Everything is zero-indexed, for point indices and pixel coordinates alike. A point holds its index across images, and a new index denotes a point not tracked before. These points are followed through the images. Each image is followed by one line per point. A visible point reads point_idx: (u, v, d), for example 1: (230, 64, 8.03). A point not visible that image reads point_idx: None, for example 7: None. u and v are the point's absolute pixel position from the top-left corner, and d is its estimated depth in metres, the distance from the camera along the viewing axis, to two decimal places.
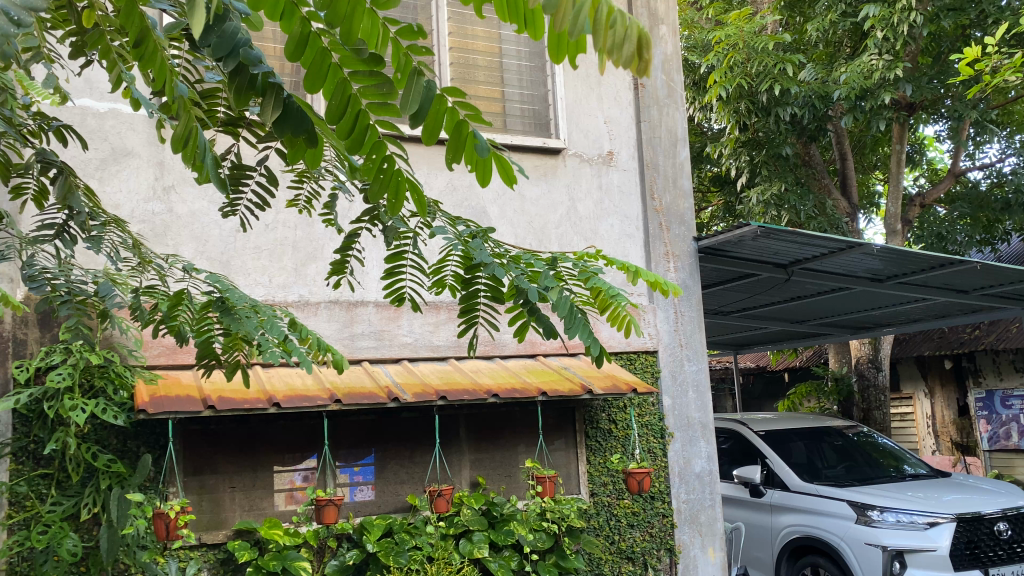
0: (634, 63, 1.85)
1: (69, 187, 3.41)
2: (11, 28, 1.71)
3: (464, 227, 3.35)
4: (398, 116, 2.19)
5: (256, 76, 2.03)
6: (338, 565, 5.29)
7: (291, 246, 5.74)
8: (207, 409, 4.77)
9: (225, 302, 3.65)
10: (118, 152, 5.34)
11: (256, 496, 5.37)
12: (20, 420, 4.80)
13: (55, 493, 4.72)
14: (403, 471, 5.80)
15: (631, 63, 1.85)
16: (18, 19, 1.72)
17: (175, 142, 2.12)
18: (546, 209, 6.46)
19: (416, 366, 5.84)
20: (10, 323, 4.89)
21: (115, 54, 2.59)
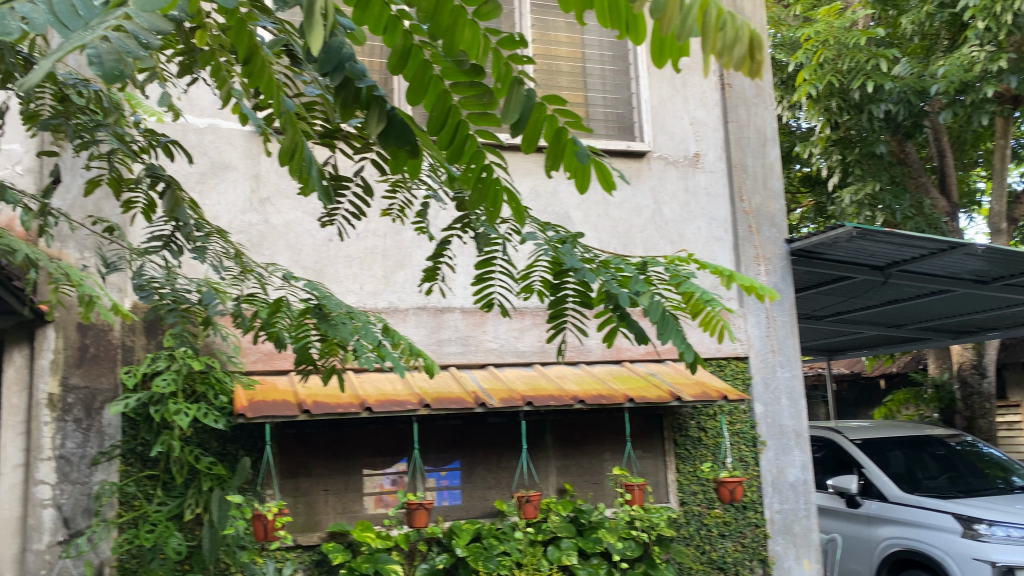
0: (746, 65, 1.83)
1: (176, 201, 3.58)
2: (141, 52, 1.80)
3: (554, 232, 3.33)
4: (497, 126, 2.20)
5: (361, 89, 2.06)
6: (428, 568, 5.36)
7: (380, 254, 5.85)
8: (303, 414, 4.90)
9: (323, 308, 3.81)
10: (217, 166, 5.55)
11: (348, 499, 5.49)
12: (128, 423, 5.07)
13: (161, 494, 4.93)
14: (490, 476, 5.84)
15: (743, 65, 1.83)
16: (146, 43, 1.80)
17: (283, 156, 2.12)
18: (631, 213, 6.40)
19: (502, 372, 5.86)
20: (120, 331, 5.17)
21: (224, 72, 2.70)
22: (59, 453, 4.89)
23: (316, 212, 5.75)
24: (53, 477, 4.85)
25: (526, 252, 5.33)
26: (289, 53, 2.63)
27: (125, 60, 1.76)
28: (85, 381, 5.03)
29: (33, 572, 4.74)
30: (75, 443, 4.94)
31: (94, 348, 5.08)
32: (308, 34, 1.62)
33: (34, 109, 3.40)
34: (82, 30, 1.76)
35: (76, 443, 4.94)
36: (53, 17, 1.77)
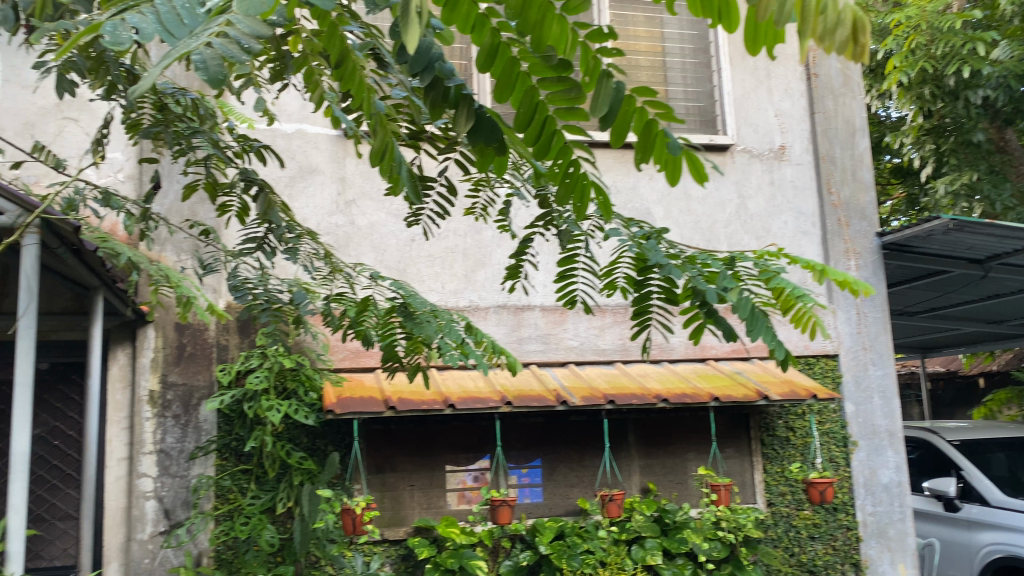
0: (849, 48, 1.69)
1: (269, 204, 3.70)
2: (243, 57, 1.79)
3: (638, 228, 3.30)
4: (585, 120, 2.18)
5: (450, 88, 2.07)
6: (512, 565, 5.39)
7: (461, 253, 5.91)
8: (389, 410, 4.99)
9: (408, 306, 3.92)
10: (305, 169, 5.71)
11: (433, 494, 5.56)
12: (223, 419, 5.26)
13: (254, 487, 5.10)
14: (573, 474, 5.83)
15: (846, 49, 1.69)
16: (248, 48, 1.80)
17: (372, 157, 2.15)
18: (714, 208, 6.29)
19: (583, 370, 5.83)
20: (214, 330, 5.37)
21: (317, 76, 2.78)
22: (159, 448, 5.13)
23: (399, 213, 5.85)
24: (154, 470, 5.09)
25: (609, 249, 5.31)
26: (376, 57, 2.68)
27: (228, 66, 1.76)
28: (183, 378, 5.24)
29: (137, 560, 4.98)
30: (174, 438, 5.16)
31: (191, 347, 5.29)
32: (405, 32, 1.62)
33: (136, 119, 3.58)
34: (188, 38, 1.81)
35: (175, 438, 5.16)
36: (161, 26, 1.83)
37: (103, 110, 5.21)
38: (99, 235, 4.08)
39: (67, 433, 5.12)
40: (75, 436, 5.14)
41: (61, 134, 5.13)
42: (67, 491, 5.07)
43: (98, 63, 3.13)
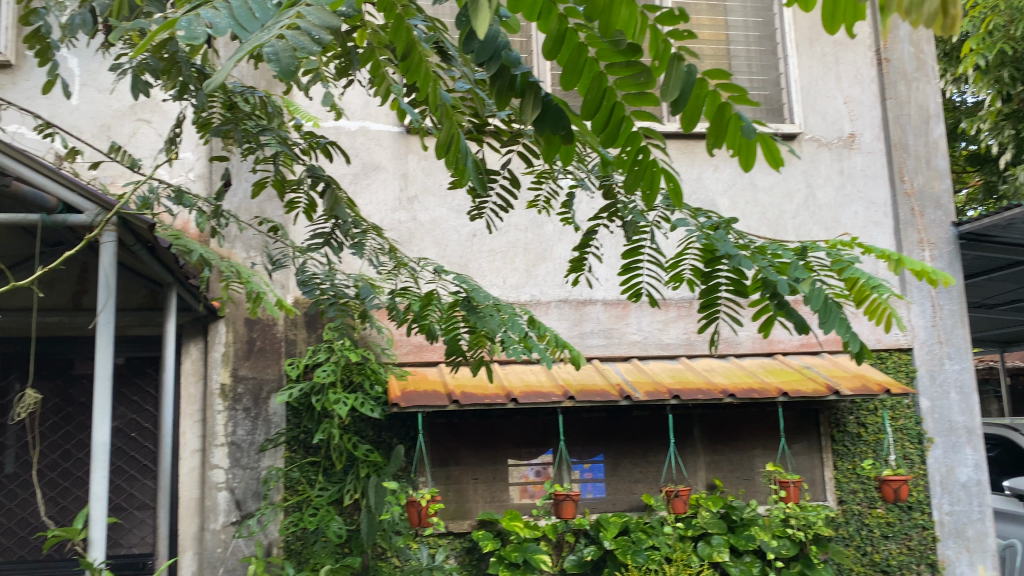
0: (938, 21, 1.47)
1: (335, 200, 3.76)
2: (314, 48, 1.80)
3: (706, 218, 3.23)
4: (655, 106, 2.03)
5: (515, 76, 1.98)
6: (576, 560, 5.37)
7: (522, 248, 5.91)
8: (452, 404, 5.02)
9: (471, 300, 3.89)
10: (368, 166, 5.78)
11: (497, 488, 5.58)
12: (292, 412, 5.36)
13: (322, 479, 5.15)
14: (637, 469, 5.77)
15: (935, 22, 1.47)
16: (318, 39, 1.80)
17: (438, 148, 2.16)
18: (781, 198, 6.15)
19: (646, 364, 5.77)
20: (283, 325, 5.49)
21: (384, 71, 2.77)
22: (231, 440, 5.26)
23: (461, 208, 5.87)
24: (226, 462, 5.23)
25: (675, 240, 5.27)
26: (438, 49, 2.68)
27: (300, 56, 1.74)
28: (253, 372, 5.37)
29: (211, 549, 5.12)
30: (245, 430, 5.29)
31: (260, 341, 5.42)
32: (474, 17, 1.59)
33: (207, 118, 3.67)
34: (259, 31, 1.83)
35: (245, 431, 5.29)
36: (234, 21, 1.86)
37: (174, 112, 5.36)
38: (172, 233, 4.20)
39: (143, 425, 5.29)
40: (151, 428, 5.31)
41: (135, 135, 5.29)
42: (144, 482, 5.24)
43: (171, 64, 3.22)
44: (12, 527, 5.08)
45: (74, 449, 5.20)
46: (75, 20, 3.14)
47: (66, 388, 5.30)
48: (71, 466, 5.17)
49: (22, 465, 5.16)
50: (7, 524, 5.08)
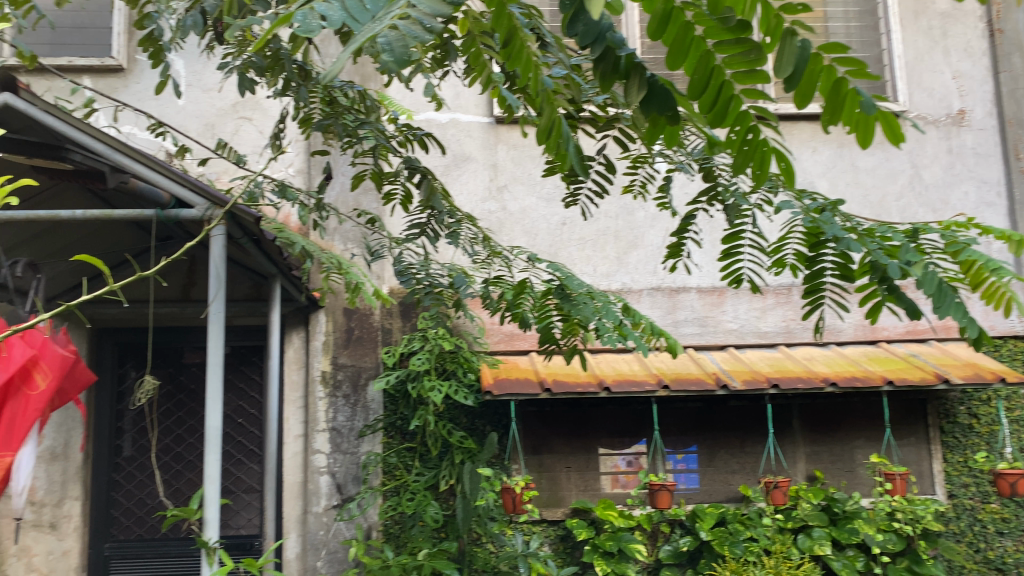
0: None
1: (431, 190, 3.81)
2: (426, 37, 1.74)
3: (811, 200, 3.13)
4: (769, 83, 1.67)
5: (620, 58, 1.74)
6: (672, 550, 5.31)
7: (613, 235, 5.87)
8: (545, 392, 5.03)
9: (565, 288, 3.88)
10: (459, 158, 5.84)
11: (590, 477, 5.57)
12: (389, 400, 5.48)
13: (419, 465, 5.25)
14: (733, 460, 5.66)
15: None
16: (430, 27, 1.75)
17: (539, 135, 2.07)
18: (884, 180, 5.91)
19: (743, 353, 5.63)
20: (379, 315, 5.63)
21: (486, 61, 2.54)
22: (331, 425, 5.43)
23: (551, 197, 5.87)
24: (327, 447, 5.39)
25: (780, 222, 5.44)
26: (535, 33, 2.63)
27: (413, 47, 1.70)
28: (352, 360, 5.53)
29: (313, 532, 5.29)
30: (345, 416, 5.45)
31: (358, 330, 5.57)
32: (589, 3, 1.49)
33: (308, 113, 3.77)
34: (371, 21, 1.81)
35: (345, 417, 5.45)
36: (346, 12, 1.85)
37: (273, 109, 5.54)
38: (276, 227, 4.38)
39: (249, 411, 5.51)
40: (256, 414, 5.52)
41: (237, 133, 5.49)
42: (250, 466, 5.46)
43: (273, 61, 3.39)
44: (131, 507, 5.38)
45: (185, 434, 5.45)
46: (188, 22, 3.25)
47: (177, 376, 5.56)
48: (183, 450, 5.43)
49: (139, 448, 5.46)
50: (126, 504, 5.38)
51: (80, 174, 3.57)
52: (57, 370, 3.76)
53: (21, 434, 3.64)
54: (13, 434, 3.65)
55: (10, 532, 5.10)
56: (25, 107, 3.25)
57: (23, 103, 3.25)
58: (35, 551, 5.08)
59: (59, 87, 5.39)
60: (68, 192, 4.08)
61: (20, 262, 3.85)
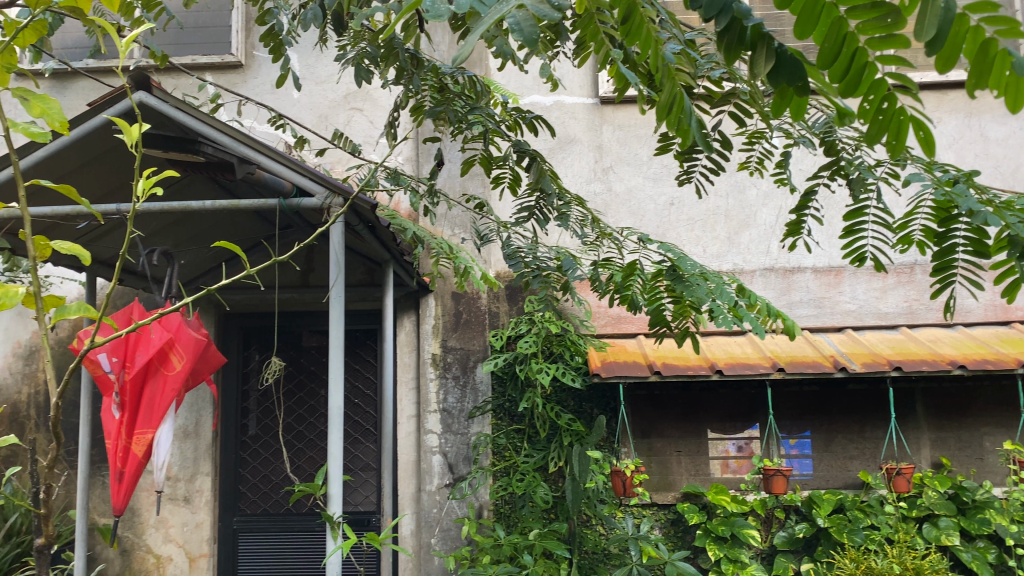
0: None
1: (541, 173, 3.80)
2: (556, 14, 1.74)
3: (942, 172, 3.00)
4: (909, 47, 1.47)
5: (746, 30, 1.60)
6: (787, 537, 5.18)
7: (723, 215, 5.74)
8: (654, 375, 4.98)
9: (677, 269, 3.79)
10: (564, 140, 5.84)
11: (701, 461, 5.50)
12: (497, 382, 5.54)
13: (527, 446, 5.28)
14: (852, 445, 5.47)
15: None
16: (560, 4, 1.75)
17: (660, 112, 1.98)
18: (1017, 149, 5.55)
19: (862, 335, 5.40)
20: (487, 298, 5.70)
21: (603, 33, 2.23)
22: (443, 407, 5.55)
23: (658, 176, 5.78)
24: (439, 427, 5.52)
25: (906, 198, 5.20)
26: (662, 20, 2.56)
27: (541, 24, 1.67)
28: (461, 343, 5.62)
29: (427, 510, 5.43)
30: (455, 398, 5.56)
31: (466, 314, 5.66)
32: None
33: (419, 101, 3.86)
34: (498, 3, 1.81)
35: (455, 398, 5.55)
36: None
37: (383, 99, 5.67)
38: (388, 213, 4.49)
39: (365, 393, 5.70)
40: (371, 395, 5.70)
41: (350, 123, 5.64)
42: (366, 445, 5.65)
43: (389, 50, 3.48)
44: (256, 483, 5.65)
45: (306, 414, 5.69)
46: (307, 14, 3.34)
47: (297, 358, 5.80)
48: (304, 429, 5.66)
49: (264, 427, 5.71)
50: (252, 480, 5.66)
51: (212, 166, 3.76)
52: (192, 352, 3.97)
53: (161, 413, 3.89)
54: (154, 412, 3.90)
55: (150, 504, 5.47)
56: (157, 104, 3.49)
57: (155, 100, 3.49)
58: (172, 523, 5.44)
59: (187, 84, 5.70)
60: (195, 183, 4.31)
61: (157, 251, 4.08)
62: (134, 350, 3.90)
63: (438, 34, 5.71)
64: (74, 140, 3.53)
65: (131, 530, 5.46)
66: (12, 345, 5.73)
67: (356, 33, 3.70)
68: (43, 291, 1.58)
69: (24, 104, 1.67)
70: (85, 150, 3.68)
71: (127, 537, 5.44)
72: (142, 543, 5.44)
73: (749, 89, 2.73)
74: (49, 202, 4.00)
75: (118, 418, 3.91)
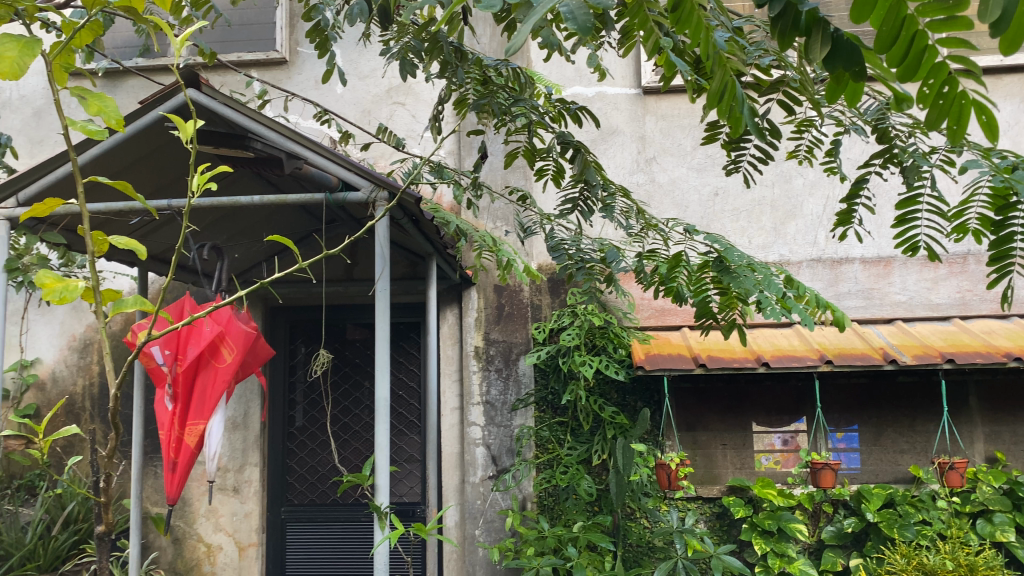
0: None
1: (585, 164, 3.77)
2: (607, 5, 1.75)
3: (1000, 158, 2.93)
4: (973, 28, 1.41)
5: (801, 14, 1.55)
6: (835, 531, 5.09)
7: (769, 205, 5.66)
8: (699, 367, 4.94)
9: (724, 260, 3.73)
10: (607, 131, 5.81)
11: (747, 455, 5.44)
12: (540, 374, 5.53)
13: (571, 439, 5.28)
14: (902, 439, 5.36)
15: None
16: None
17: (711, 100, 1.97)
18: None
19: (913, 327, 5.29)
20: (529, 291, 5.69)
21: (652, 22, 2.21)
22: (485, 399, 5.57)
23: (701, 167, 5.72)
24: (482, 419, 5.54)
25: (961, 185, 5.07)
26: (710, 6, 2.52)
27: (592, 11, 1.68)
28: (503, 336, 5.63)
29: (471, 501, 5.46)
30: (498, 390, 5.57)
31: (509, 307, 5.67)
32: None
33: (463, 94, 3.87)
34: None
35: (498, 390, 5.57)
36: None
37: (425, 93, 5.69)
38: (432, 206, 4.51)
39: (409, 385, 5.75)
40: (415, 387, 5.75)
41: (392, 117, 5.68)
42: (411, 436, 5.70)
43: (433, 43, 3.48)
44: (303, 474, 5.74)
45: (352, 405, 5.75)
46: (354, 9, 3.34)
47: (342, 350, 5.87)
48: (350, 421, 5.73)
49: (310, 419, 5.80)
50: (299, 471, 5.75)
51: (261, 160, 3.81)
52: (242, 345, 4.03)
53: (212, 404, 3.96)
54: (206, 404, 3.97)
55: (201, 494, 5.58)
56: (207, 101, 3.57)
57: (205, 97, 3.57)
58: (222, 513, 5.55)
59: (233, 81, 5.79)
60: (242, 178, 4.38)
61: (207, 246, 4.15)
62: (185, 343, 3.98)
63: (480, 27, 5.72)
64: (128, 137, 3.61)
65: (182, 519, 5.57)
66: (67, 338, 5.88)
67: (401, 27, 3.71)
68: (101, 285, 1.60)
69: (82, 102, 1.70)
70: (138, 146, 3.76)
71: (179, 526, 5.55)
72: (194, 532, 5.55)
73: (799, 76, 2.69)
74: (105, 198, 4.10)
75: (170, 409, 3.99)
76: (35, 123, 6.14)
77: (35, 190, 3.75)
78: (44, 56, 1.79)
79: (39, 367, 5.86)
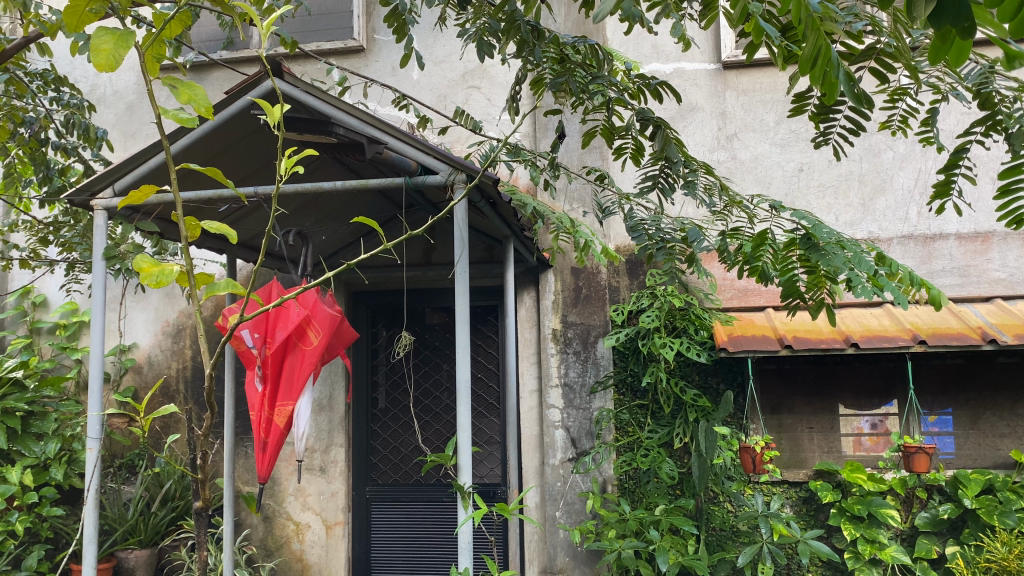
0: None
1: (666, 140, 3.68)
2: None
3: None
4: None
5: None
6: (930, 518, 4.90)
7: (857, 180, 5.46)
8: (784, 349, 4.81)
9: (811, 238, 3.55)
10: (685, 108, 5.69)
11: (835, 438, 5.28)
12: (619, 356, 5.48)
13: (651, 422, 5.23)
14: (1002, 423, 5.12)
15: None
16: None
17: (802, 66, 1.89)
18: None
19: (1013, 305, 5.03)
20: (607, 273, 5.63)
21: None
22: (564, 381, 5.55)
23: (785, 142, 5.56)
24: (561, 402, 5.53)
25: None
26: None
27: None
28: (581, 318, 5.60)
29: (552, 483, 5.46)
30: (576, 372, 5.54)
31: (586, 289, 5.62)
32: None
33: (540, 74, 3.84)
34: None
35: (577, 372, 5.54)
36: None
37: (501, 76, 5.68)
38: (509, 188, 4.49)
39: (487, 367, 5.79)
40: (493, 369, 5.78)
41: (468, 101, 5.69)
42: (490, 418, 5.74)
43: (511, 23, 3.46)
44: (387, 454, 5.85)
45: (432, 387, 5.83)
46: None
47: (422, 334, 5.95)
48: (430, 403, 5.81)
49: (392, 401, 5.90)
50: (383, 451, 5.86)
51: (343, 146, 3.85)
52: (328, 328, 4.10)
53: (300, 385, 4.06)
54: (293, 385, 4.07)
55: (289, 474, 5.76)
56: (290, 89, 3.66)
57: (287, 85, 3.67)
58: (309, 492, 5.69)
59: (314, 70, 5.92)
60: (323, 164, 4.45)
61: (292, 232, 4.24)
62: (274, 326, 4.07)
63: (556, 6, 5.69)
64: (215, 126, 3.71)
65: (272, 499, 5.74)
66: (161, 323, 6.12)
67: (477, 8, 3.70)
68: (195, 269, 1.64)
69: (173, 91, 1.74)
70: (226, 134, 3.86)
71: (269, 505, 5.73)
72: (283, 511, 5.72)
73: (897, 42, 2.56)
74: (196, 186, 4.24)
75: (261, 390, 4.11)
76: (128, 117, 6.38)
77: (131, 180, 3.89)
78: (137, 47, 1.83)
79: (136, 352, 6.13)
